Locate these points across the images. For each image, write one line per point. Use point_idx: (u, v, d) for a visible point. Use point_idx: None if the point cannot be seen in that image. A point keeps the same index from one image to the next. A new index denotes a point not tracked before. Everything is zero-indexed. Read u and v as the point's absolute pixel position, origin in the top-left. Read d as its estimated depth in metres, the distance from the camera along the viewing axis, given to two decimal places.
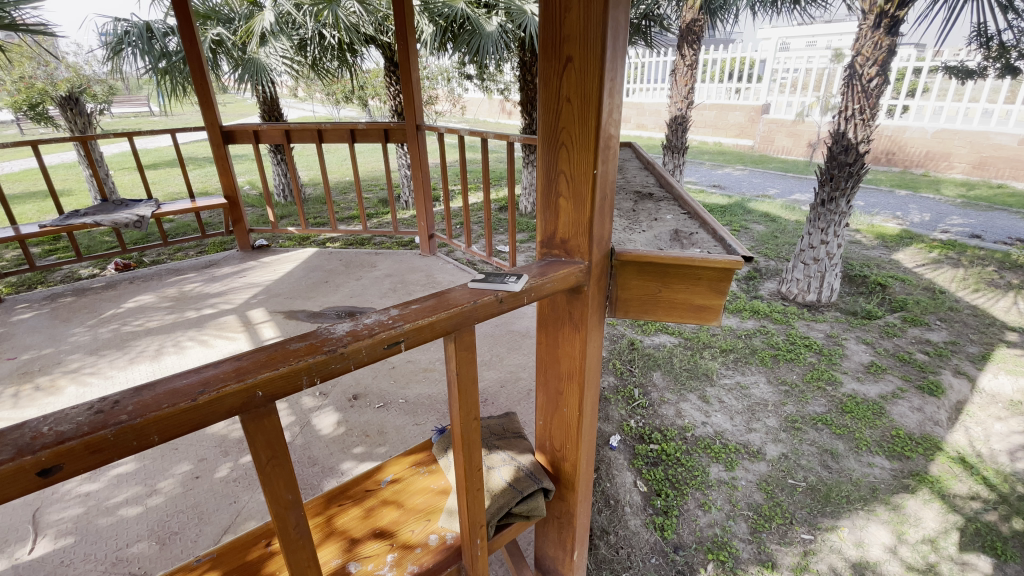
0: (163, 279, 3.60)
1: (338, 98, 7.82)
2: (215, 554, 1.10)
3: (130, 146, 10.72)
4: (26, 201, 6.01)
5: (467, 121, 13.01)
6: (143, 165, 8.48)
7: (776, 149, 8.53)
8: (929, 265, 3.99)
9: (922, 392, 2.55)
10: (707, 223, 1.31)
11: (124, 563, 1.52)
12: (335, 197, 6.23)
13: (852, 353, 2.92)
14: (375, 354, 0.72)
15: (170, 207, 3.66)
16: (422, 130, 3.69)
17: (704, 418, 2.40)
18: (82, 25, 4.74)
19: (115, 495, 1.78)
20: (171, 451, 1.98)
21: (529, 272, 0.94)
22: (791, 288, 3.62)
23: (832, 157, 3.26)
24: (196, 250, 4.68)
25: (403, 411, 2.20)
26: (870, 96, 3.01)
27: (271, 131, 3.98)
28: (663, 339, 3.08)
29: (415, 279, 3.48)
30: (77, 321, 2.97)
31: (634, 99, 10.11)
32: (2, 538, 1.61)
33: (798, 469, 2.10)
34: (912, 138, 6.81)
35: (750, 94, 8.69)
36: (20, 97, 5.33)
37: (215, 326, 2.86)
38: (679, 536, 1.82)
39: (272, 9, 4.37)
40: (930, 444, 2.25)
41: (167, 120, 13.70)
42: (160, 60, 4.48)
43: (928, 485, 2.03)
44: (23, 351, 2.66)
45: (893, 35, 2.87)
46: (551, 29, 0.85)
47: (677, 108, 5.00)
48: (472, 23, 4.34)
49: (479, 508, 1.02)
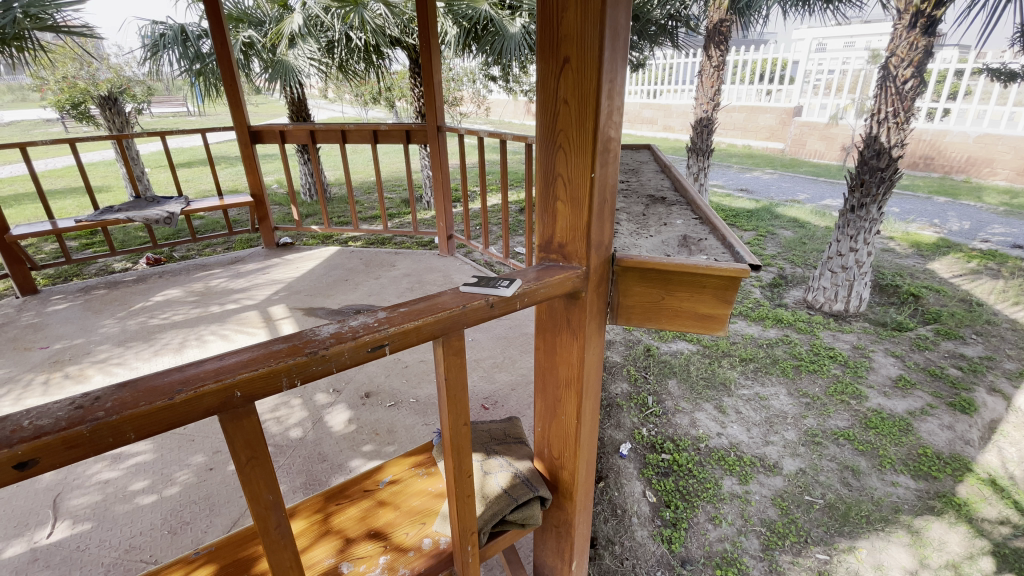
0: (191, 274, 3.70)
1: (366, 99, 7.95)
2: (214, 547, 1.12)
3: (165, 146, 11.12)
4: (66, 197, 6.29)
5: (492, 122, 13.06)
6: (177, 164, 8.78)
7: (807, 153, 8.27)
8: (967, 276, 3.81)
9: (953, 409, 2.43)
10: (717, 228, 1.28)
11: (136, 550, 1.55)
12: (359, 196, 6.34)
13: (880, 366, 2.80)
14: (358, 357, 0.72)
15: (199, 204, 3.76)
16: (443, 132, 3.70)
17: (720, 429, 2.33)
18: (123, 28, 4.94)
19: (133, 483, 1.83)
20: (187, 442, 2.03)
21: (523, 277, 0.92)
22: (817, 296, 3.48)
23: (864, 162, 3.14)
24: (223, 246, 4.80)
25: (413, 410, 2.21)
26: (905, 98, 2.88)
27: (297, 131, 4.05)
28: (680, 346, 3.02)
29: (432, 279, 3.50)
30: (108, 313, 3.08)
31: (661, 100, 9.95)
32: (24, 520, 1.67)
33: (817, 486, 2.02)
34: (953, 142, 6.50)
35: (782, 96, 8.46)
36: (63, 97, 5.60)
37: (236, 322, 2.93)
38: (687, 549, 1.77)
39: (300, 12, 4.46)
40: (960, 464, 2.14)
41: (201, 120, 14.22)
42: (194, 62, 4.65)
43: (955, 508, 1.92)
44: (55, 341, 2.77)
45: (929, 35, 2.75)
46: (548, 30, 0.83)
47: (703, 109, 4.89)
48: (496, 25, 4.36)
49: (470, 515, 1.00)
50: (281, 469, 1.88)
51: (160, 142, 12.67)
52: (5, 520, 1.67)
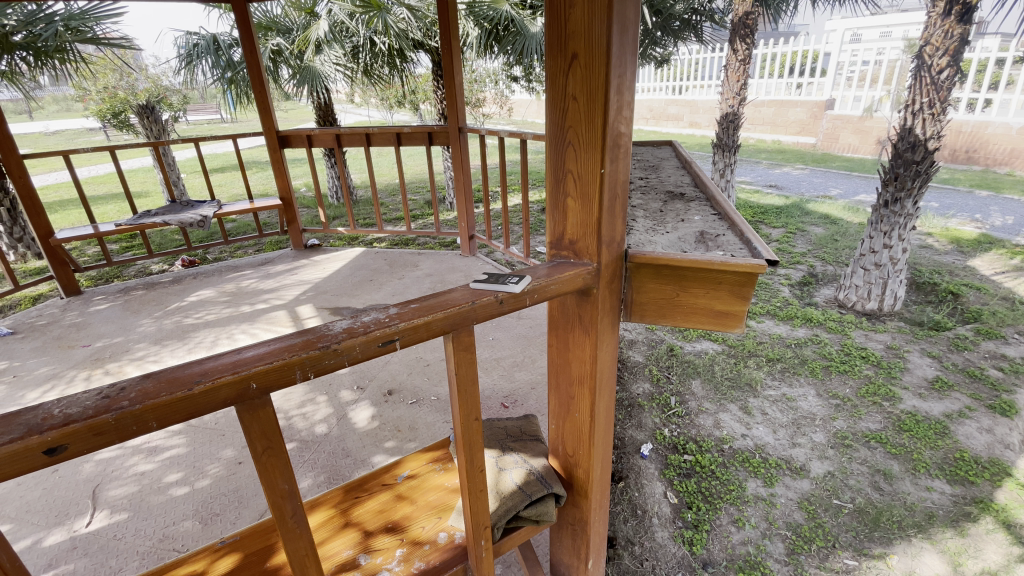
0: (223, 275, 3.83)
1: (392, 103, 8.08)
2: (238, 537, 1.16)
3: (200, 154, 11.54)
4: (108, 202, 6.60)
5: (516, 123, 13.12)
6: (211, 170, 9.10)
7: (840, 147, 8.01)
8: (1010, 273, 3.63)
9: (992, 412, 2.33)
10: (735, 224, 1.26)
11: (169, 540, 1.62)
12: (384, 198, 6.46)
13: (915, 367, 2.69)
14: (369, 351, 0.73)
15: (231, 207, 3.88)
16: (464, 133, 3.72)
17: (744, 430, 2.28)
18: (160, 39, 5.15)
19: (167, 476, 1.91)
20: (217, 437, 2.11)
21: (535, 273, 0.93)
22: (849, 295, 3.37)
23: (898, 155, 3.03)
24: (254, 248, 4.96)
25: (434, 408, 2.23)
26: (940, 88, 2.78)
27: (323, 135, 4.12)
28: (705, 346, 2.97)
29: (454, 279, 3.53)
30: (145, 313, 3.22)
31: (687, 96, 9.80)
32: (65, 510, 1.76)
33: (845, 490, 1.96)
34: (996, 134, 6.19)
35: (813, 90, 8.23)
36: (104, 107, 5.85)
37: (265, 321, 3.01)
38: (708, 552, 1.73)
39: (326, 18, 4.52)
40: (999, 469, 2.04)
41: (234, 125, 14.67)
42: (226, 70, 4.80)
43: (993, 513, 1.84)
44: (97, 339, 2.91)
45: (965, 22, 2.64)
46: (556, 28, 0.84)
47: (728, 104, 4.78)
48: (517, 25, 4.37)
49: (483, 510, 1.01)
50: (306, 465, 1.93)
51: (195, 148, 13.18)
52: (48, 509, 1.77)
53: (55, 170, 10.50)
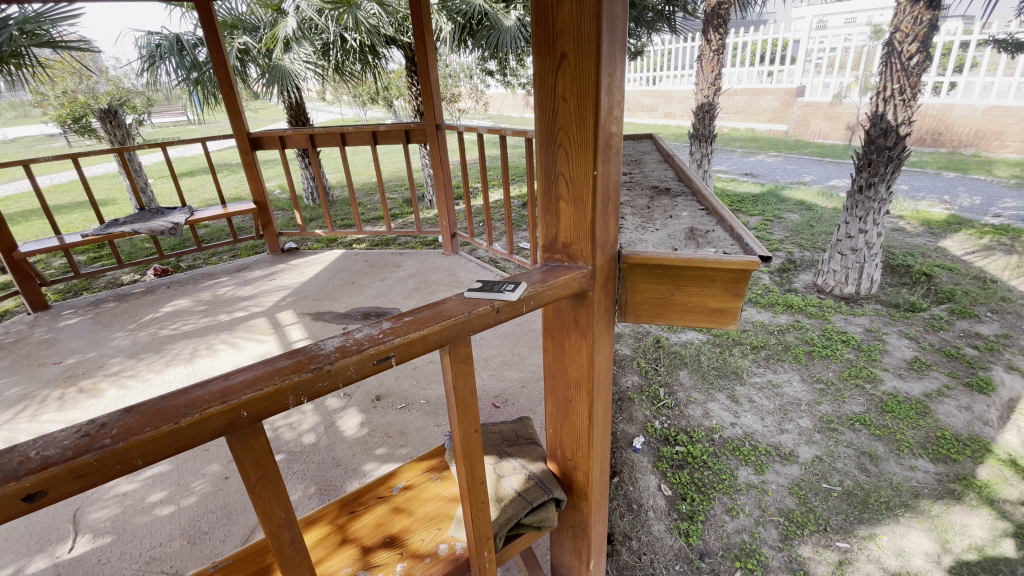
0: (198, 283, 3.71)
1: (364, 100, 7.94)
2: (231, 560, 1.13)
3: (167, 159, 11.23)
4: (73, 212, 6.37)
5: (491, 116, 13.07)
6: (180, 175, 8.86)
7: (811, 133, 8.19)
8: (979, 252, 3.75)
9: (970, 390, 2.39)
10: (723, 219, 1.25)
11: (156, 562, 1.56)
12: (361, 198, 6.39)
13: (894, 348, 2.76)
14: (364, 370, 0.70)
15: (203, 213, 3.74)
16: (442, 130, 3.64)
17: (733, 419, 2.31)
18: (119, 40, 4.94)
19: (151, 495, 1.84)
20: (202, 453, 2.05)
21: (529, 279, 0.90)
22: (827, 280, 3.43)
23: (870, 141, 3.08)
24: (229, 254, 4.85)
25: (424, 412, 2.20)
26: (910, 74, 2.83)
27: (296, 136, 3.97)
28: (690, 337, 3.00)
29: (437, 278, 3.48)
30: (118, 326, 3.10)
31: (662, 86, 9.87)
32: (45, 536, 1.69)
33: (834, 473, 2.00)
34: (960, 116, 6.38)
35: (784, 77, 8.35)
36: (63, 112, 5.59)
37: (245, 329, 2.94)
38: (705, 542, 1.75)
39: (294, 15, 4.41)
40: (979, 445, 2.11)
41: (202, 128, 14.36)
42: (191, 71, 4.62)
43: (976, 490, 1.90)
44: (68, 355, 2.80)
45: (933, 8, 2.72)
46: (543, 26, 0.81)
47: (704, 95, 4.80)
48: (490, 19, 4.33)
49: (485, 521, 1.00)
50: (296, 476, 1.88)
51: (162, 153, 12.84)
52: (26, 537, 1.69)
53: (14, 180, 10.10)
